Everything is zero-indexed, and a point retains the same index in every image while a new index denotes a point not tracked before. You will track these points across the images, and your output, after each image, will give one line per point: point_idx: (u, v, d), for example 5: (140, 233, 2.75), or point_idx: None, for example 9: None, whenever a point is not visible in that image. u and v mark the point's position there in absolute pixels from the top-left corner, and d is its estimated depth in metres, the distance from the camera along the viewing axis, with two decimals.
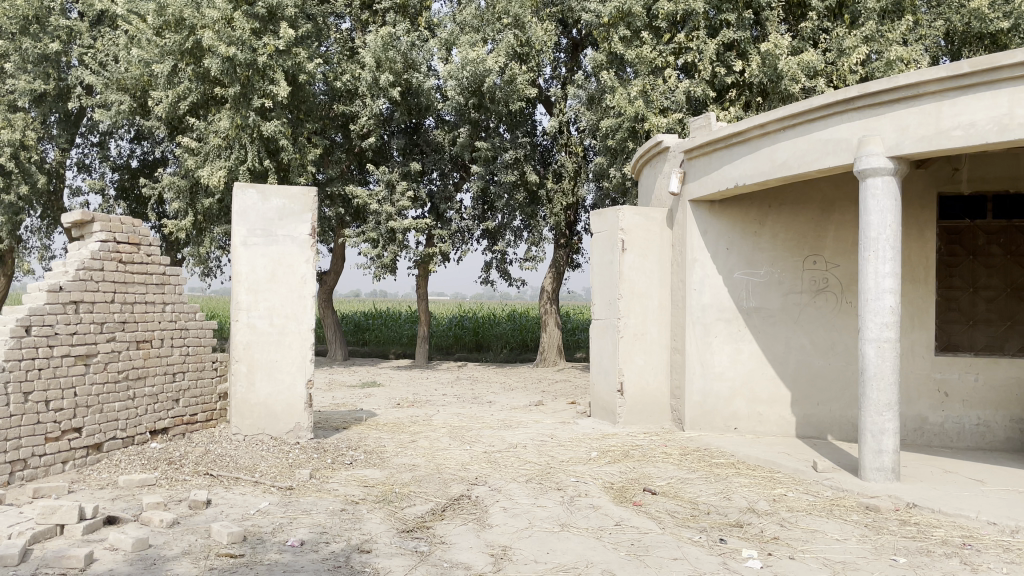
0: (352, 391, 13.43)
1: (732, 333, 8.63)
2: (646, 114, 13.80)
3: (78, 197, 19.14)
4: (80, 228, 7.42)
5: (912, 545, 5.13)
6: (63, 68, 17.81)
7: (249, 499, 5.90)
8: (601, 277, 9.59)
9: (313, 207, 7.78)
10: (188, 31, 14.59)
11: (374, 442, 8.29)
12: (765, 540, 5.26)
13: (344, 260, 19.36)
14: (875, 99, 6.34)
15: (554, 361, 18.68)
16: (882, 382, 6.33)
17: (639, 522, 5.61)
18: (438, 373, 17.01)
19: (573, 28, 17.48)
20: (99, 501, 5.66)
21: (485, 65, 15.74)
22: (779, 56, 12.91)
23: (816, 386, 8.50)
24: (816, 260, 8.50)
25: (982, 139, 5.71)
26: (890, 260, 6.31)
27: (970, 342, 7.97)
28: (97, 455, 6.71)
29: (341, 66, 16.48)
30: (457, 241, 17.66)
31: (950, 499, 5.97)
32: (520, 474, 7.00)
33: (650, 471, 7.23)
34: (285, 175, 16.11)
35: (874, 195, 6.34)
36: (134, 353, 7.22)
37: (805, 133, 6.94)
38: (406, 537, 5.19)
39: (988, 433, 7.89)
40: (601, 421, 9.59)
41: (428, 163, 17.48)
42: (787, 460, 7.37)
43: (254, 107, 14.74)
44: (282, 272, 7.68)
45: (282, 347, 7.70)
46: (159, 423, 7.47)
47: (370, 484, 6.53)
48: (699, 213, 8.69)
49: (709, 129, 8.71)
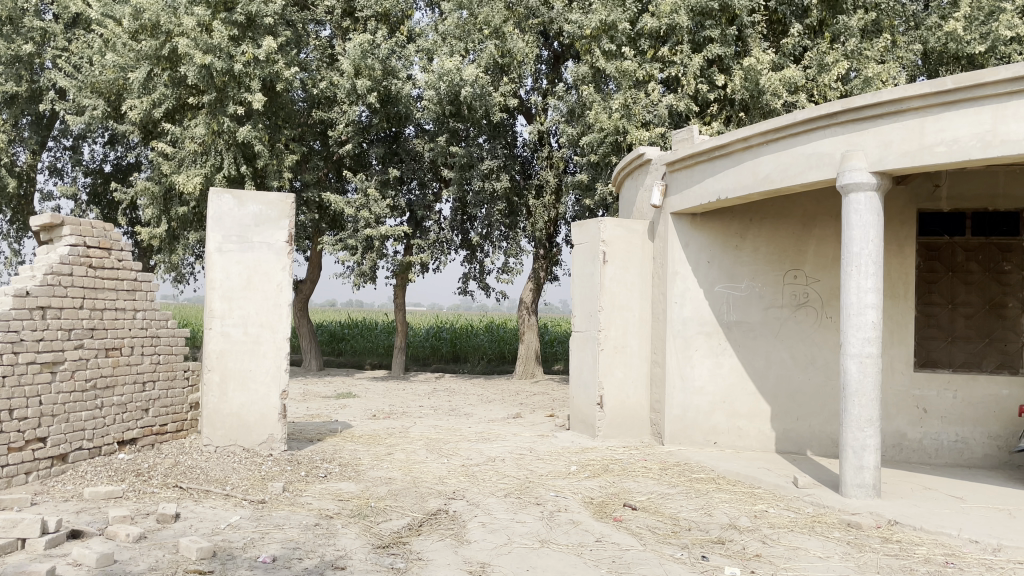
0: (327, 401, 13.22)
1: (712, 347, 8.60)
2: (628, 128, 13.77)
3: (49, 202, 18.80)
4: (49, 232, 7.22)
5: (895, 564, 5.07)
6: (36, 70, 17.52)
7: (220, 513, 5.72)
8: (581, 289, 9.53)
9: (290, 213, 7.64)
10: (165, 36, 14.37)
11: (349, 455, 8.12)
12: (747, 557, 5.19)
13: (320, 269, 19.17)
14: (859, 114, 6.34)
15: (531, 372, 18.61)
16: (864, 398, 6.29)
17: (620, 539, 5.51)
18: (415, 385, 16.81)
19: (555, 40, 17.52)
20: (62, 514, 5.45)
21: (461, 76, 15.60)
22: (762, 72, 12.97)
23: (796, 402, 8.47)
24: (796, 274, 8.50)
25: (965, 156, 5.72)
26: (872, 275, 6.30)
27: (948, 359, 7.99)
28: (62, 466, 6.49)
29: (320, 73, 16.24)
30: (437, 251, 17.41)
31: (931, 517, 5.93)
32: (499, 488, 6.88)
33: (630, 485, 7.14)
34: (261, 181, 15.92)
35: (856, 210, 6.33)
36: (103, 360, 7.02)
37: (788, 147, 6.93)
38: (382, 553, 5.05)
39: (967, 450, 7.88)
40: (580, 434, 9.50)
41: (405, 171, 17.41)
42: (768, 476, 7.32)
43: (229, 113, 14.59)
44: (258, 279, 7.53)
45: (257, 357, 7.53)
46: (128, 433, 7.25)
47: (345, 498, 6.38)
48: (681, 226, 8.67)
49: (691, 142, 8.69)
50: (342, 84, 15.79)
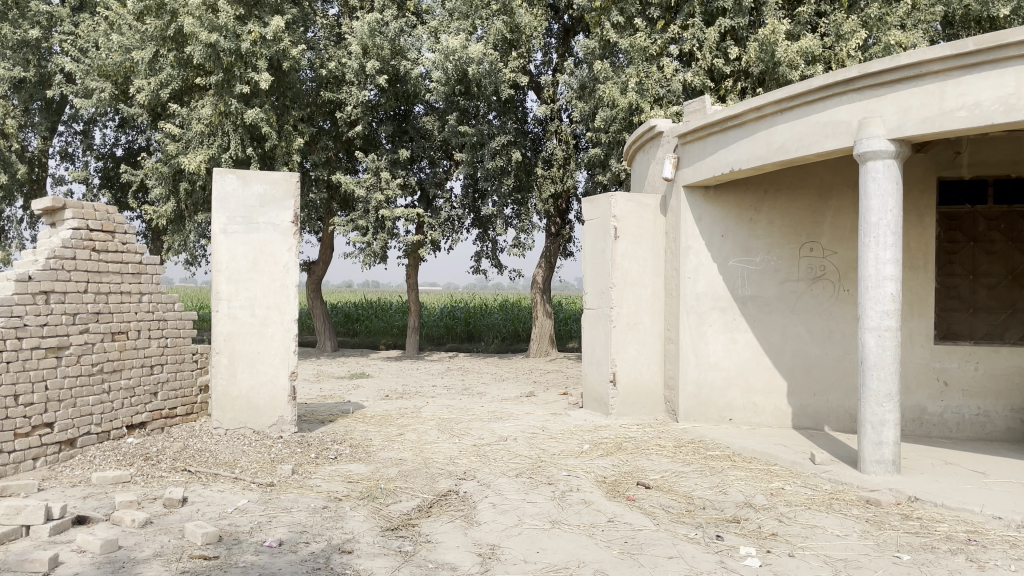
0: (340, 383, 13.18)
1: (727, 322, 8.44)
2: (640, 104, 13.53)
3: (61, 187, 18.83)
4: (52, 215, 7.15)
5: (915, 542, 4.93)
6: (44, 54, 17.46)
7: (228, 497, 5.67)
8: (592, 265, 9.38)
9: (295, 193, 7.53)
10: (170, 16, 14.23)
11: (360, 436, 8.05)
12: (763, 536, 5.07)
13: (333, 249, 19.10)
14: (876, 79, 6.12)
15: (546, 351, 18.51)
16: (883, 371, 6.13)
17: (633, 519, 5.41)
18: (429, 364, 16.76)
19: (564, 13, 17.20)
20: (69, 500, 5.42)
21: (469, 53, 15.37)
22: (778, 43, 12.64)
23: (813, 377, 8.30)
24: (813, 247, 8.29)
25: (987, 120, 5.50)
26: (890, 246, 6.10)
27: (970, 331, 7.80)
28: (70, 450, 6.47)
29: (328, 51, 16.11)
30: (448, 230, 17.38)
31: (953, 493, 5.78)
32: (511, 468, 6.79)
33: (644, 463, 7.03)
34: (270, 164, 15.85)
35: (874, 178, 6.13)
36: (109, 345, 6.97)
37: (803, 116, 6.72)
38: (390, 536, 4.97)
39: (989, 423, 7.73)
40: (593, 412, 9.39)
41: (415, 149, 17.24)
42: (784, 452, 7.18)
43: (236, 94, 14.45)
44: (264, 260, 7.44)
45: (264, 338, 7.46)
46: (136, 417, 7.22)
47: (354, 480, 6.31)
48: (693, 200, 8.48)
49: (703, 112, 8.46)
50: (350, 63, 15.62)
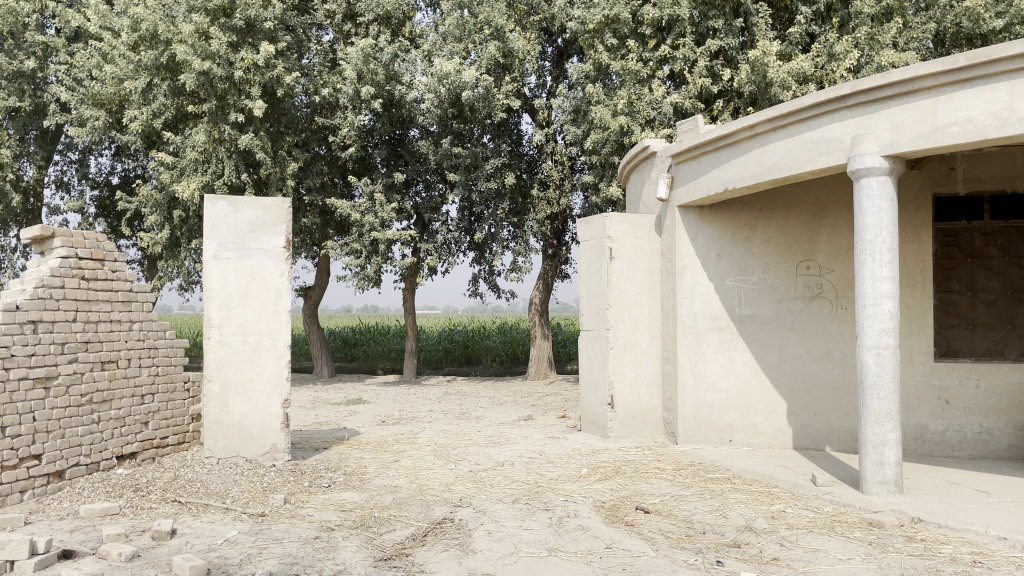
0: (336, 409, 13.06)
1: (725, 342, 8.36)
2: (634, 126, 13.55)
3: (56, 216, 18.82)
4: (40, 244, 7.11)
5: (920, 564, 4.83)
6: (39, 84, 17.51)
7: (218, 528, 5.56)
8: (588, 287, 9.32)
9: (287, 218, 7.47)
10: (164, 45, 14.30)
11: (354, 463, 7.94)
12: (764, 561, 4.96)
13: (329, 274, 19.04)
14: (868, 96, 6.11)
15: (545, 373, 18.41)
16: (882, 390, 6.05)
17: (631, 545, 5.30)
18: (426, 389, 16.62)
19: (558, 36, 17.28)
20: (56, 534, 5.32)
21: (462, 77, 15.42)
22: (770, 63, 12.68)
23: (813, 396, 8.21)
24: (809, 265, 8.24)
25: (981, 135, 5.47)
26: (887, 263, 6.05)
27: (969, 348, 7.73)
28: (59, 482, 6.36)
29: (322, 77, 16.13)
30: (444, 253, 17.34)
31: (957, 513, 5.68)
32: (507, 494, 6.68)
33: (643, 487, 6.93)
34: (265, 190, 15.85)
35: (869, 195, 6.08)
36: (99, 374, 6.89)
37: (796, 134, 6.70)
38: (382, 566, 4.86)
39: (992, 441, 7.64)
40: (592, 435, 9.28)
41: (410, 173, 17.21)
42: (785, 474, 7.07)
43: (230, 121, 14.48)
44: (256, 286, 7.37)
45: (257, 365, 7.38)
46: (126, 447, 7.12)
47: (348, 509, 6.20)
48: (688, 220, 8.43)
49: (696, 131, 8.44)
50: (344, 89, 15.63)
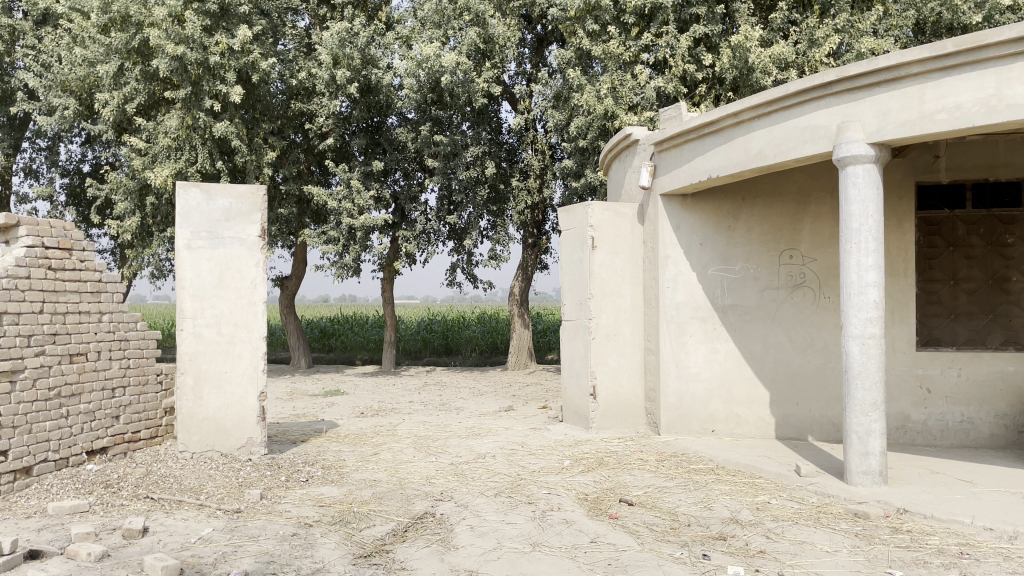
0: (313, 400, 12.87)
1: (707, 331, 8.30)
2: (615, 112, 13.43)
3: (25, 204, 18.39)
4: (5, 233, 6.87)
5: (907, 556, 4.78)
6: (6, 68, 17.04)
7: (192, 525, 5.40)
8: (570, 276, 9.21)
9: (262, 206, 7.27)
10: (135, 28, 13.98)
11: (333, 456, 7.80)
12: (751, 554, 4.89)
13: (306, 264, 18.80)
14: (854, 83, 6.03)
15: (525, 363, 18.31)
16: (867, 380, 6.00)
17: (615, 539, 5.21)
18: (405, 380, 16.46)
19: (537, 23, 17.13)
20: (22, 533, 5.13)
21: (441, 62, 15.18)
22: (751, 49, 12.62)
23: (796, 386, 8.17)
24: (792, 254, 8.18)
25: (968, 122, 5.40)
26: (873, 252, 5.99)
27: (951, 336, 7.72)
28: (26, 479, 6.16)
29: (297, 63, 15.85)
30: (423, 242, 17.10)
31: (942, 504, 5.65)
32: (489, 487, 6.57)
33: (626, 479, 6.86)
34: (240, 178, 15.57)
35: (854, 183, 6.02)
36: (67, 367, 6.68)
37: (781, 121, 6.61)
38: (362, 564, 4.73)
39: (974, 430, 7.64)
40: (574, 426, 9.18)
41: (389, 161, 16.97)
42: (769, 464, 7.02)
43: (205, 107, 14.16)
44: (230, 276, 7.17)
45: (232, 357, 7.19)
46: (97, 442, 6.92)
47: (326, 503, 6.06)
48: (671, 208, 8.34)
49: (679, 119, 8.34)
50: (321, 74, 15.36)
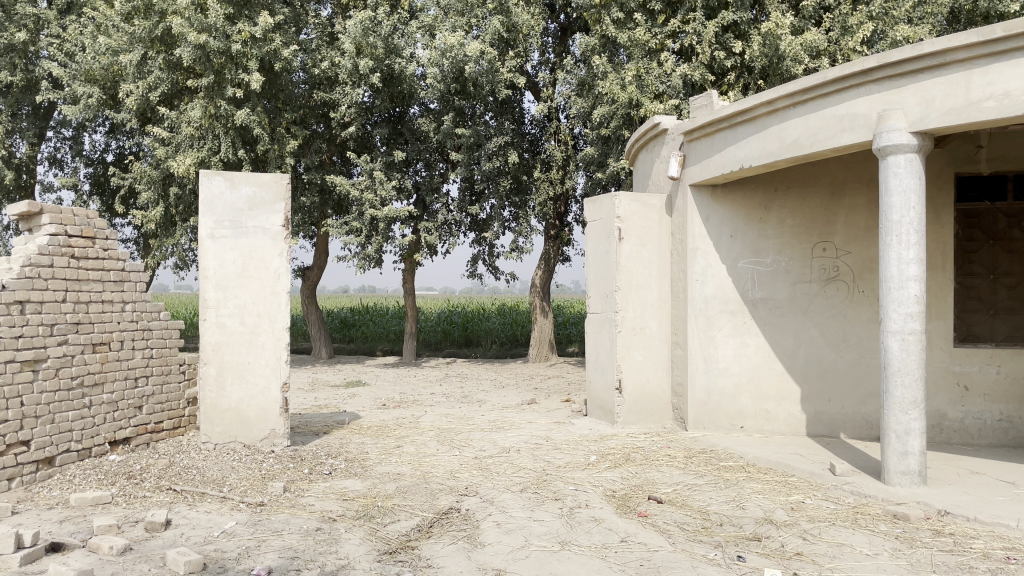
0: (335, 391, 12.81)
1: (737, 325, 8.11)
2: (640, 99, 13.21)
3: (50, 193, 18.48)
4: (28, 221, 6.81)
5: (950, 561, 4.60)
6: (31, 58, 17.08)
7: (214, 519, 5.32)
8: (595, 268, 9.05)
9: (285, 195, 7.18)
10: (159, 16, 13.95)
11: (355, 449, 7.71)
12: (787, 557, 4.73)
13: (327, 254, 18.75)
14: (896, 70, 5.81)
15: (546, 355, 18.17)
16: (907, 378, 5.80)
17: (646, 538, 5.06)
18: (426, 371, 16.36)
19: (561, 12, 16.94)
20: (45, 524, 5.08)
21: (464, 51, 15.04)
22: (782, 36, 12.32)
23: (828, 382, 7.97)
24: (825, 247, 7.96)
25: (1018, 110, 5.17)
26: (914, 245, 5.78)
27: (991, 333, 7.49)
28: (48, 470, 6.12)
29: (320, 52, 15.77)
30: (445, 233, 17.03)
31: (985, 505, 5.45)
32: (515, 483, 6.45)
33: (654, 476, 6.71)
34: (263, 168, 15.50)
35: (896, 174, 5.81)
36: (90, 357, 6.64)
37: (818, 109, 6.40)
38: (387, 561, 4.62)
39: (1012, 429, 7.42)
40: (599, 420, 9.03)
41: (411, 152, 16.87)
42: (801, 462, 6.85)
43: (226, 96, 14.07)
44: (254, 266, 7.09)
45: (255, 348, 7.11)
46: (120, 432, 6.89)
47: (350, 497, 5.97)
48: (700, 199, 8.15)
49: (710, 107, 8.13)
50: (343, 63, 15.25)
